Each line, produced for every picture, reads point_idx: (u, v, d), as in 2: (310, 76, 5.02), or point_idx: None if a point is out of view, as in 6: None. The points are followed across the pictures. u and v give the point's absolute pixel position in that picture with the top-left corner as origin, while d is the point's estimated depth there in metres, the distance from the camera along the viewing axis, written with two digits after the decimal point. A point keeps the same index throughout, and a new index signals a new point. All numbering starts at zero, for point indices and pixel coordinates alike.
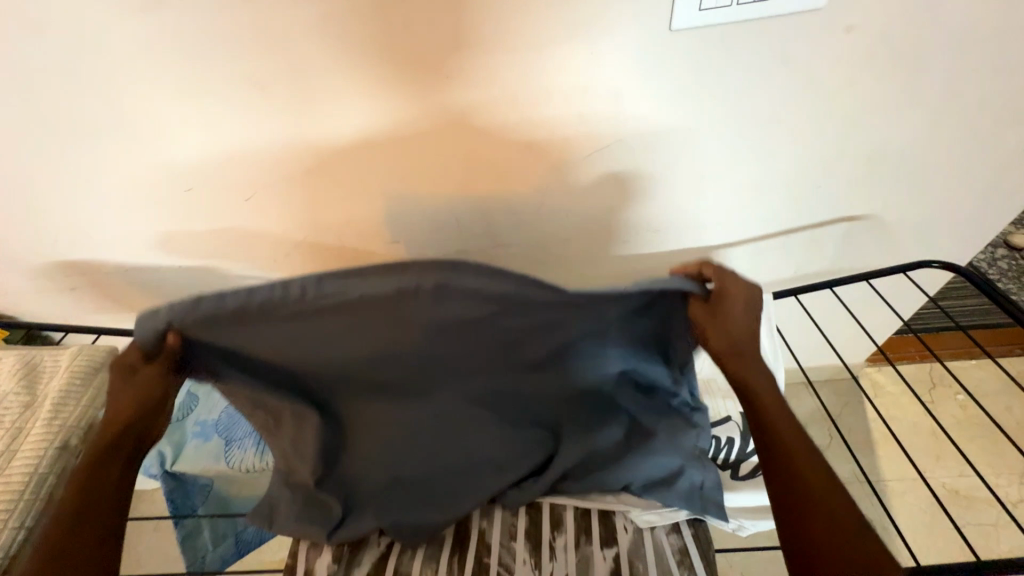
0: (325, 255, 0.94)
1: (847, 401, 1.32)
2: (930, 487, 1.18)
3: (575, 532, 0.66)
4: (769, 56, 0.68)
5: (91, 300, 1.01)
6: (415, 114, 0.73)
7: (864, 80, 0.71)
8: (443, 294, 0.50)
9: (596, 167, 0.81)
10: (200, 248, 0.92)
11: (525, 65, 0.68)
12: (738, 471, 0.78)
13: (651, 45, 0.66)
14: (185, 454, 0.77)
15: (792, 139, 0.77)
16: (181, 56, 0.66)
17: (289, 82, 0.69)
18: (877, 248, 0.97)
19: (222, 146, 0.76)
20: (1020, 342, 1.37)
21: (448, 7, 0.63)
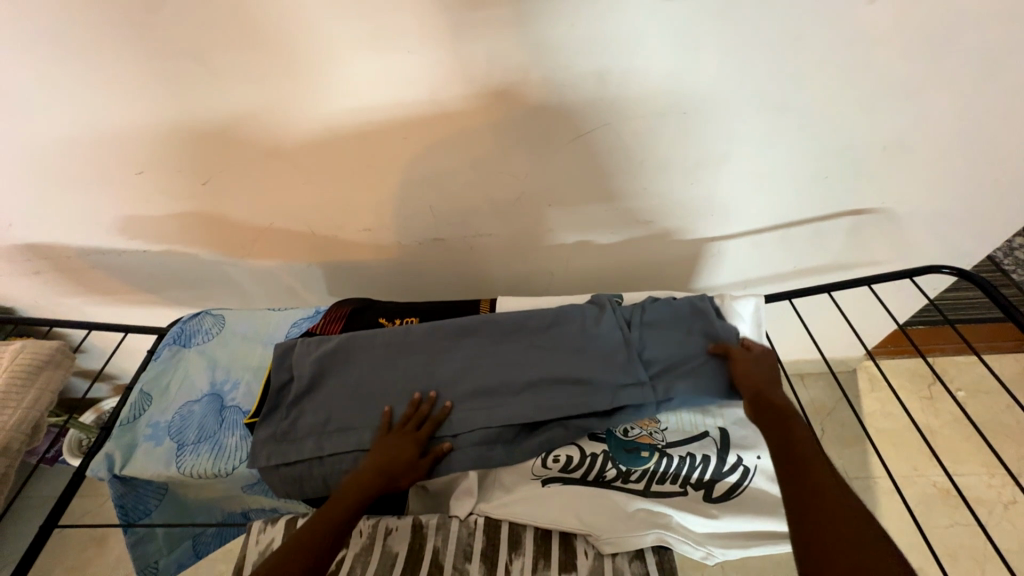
0: (294, 241, 0.89)
1: (840, 396, 1.28)
2: (919, 487, 1.15)
3: (533, 555, 0.51)
4: (776, 30, 0.59)
5: (58, 283, 0.98)
6: (376, 92, 0.66)
7: (880, 60, 0.62)
8: (451, 333, 0.61)
9: (582, 153, 0.74)
10: (165, 233, 0.87)
11: (498, 37, 0.61)
12: (714, 493, 0.54)
13: (641, 19, 0.59)
14: (137, 457, 0.60)
15: (797, 124, 0.70)
16: (114, 25, 0.59)
17: (233, 57, 0.63)
18: (886, 242, 0.90)
19: (172, 126, 0.70)
20: None
21: None
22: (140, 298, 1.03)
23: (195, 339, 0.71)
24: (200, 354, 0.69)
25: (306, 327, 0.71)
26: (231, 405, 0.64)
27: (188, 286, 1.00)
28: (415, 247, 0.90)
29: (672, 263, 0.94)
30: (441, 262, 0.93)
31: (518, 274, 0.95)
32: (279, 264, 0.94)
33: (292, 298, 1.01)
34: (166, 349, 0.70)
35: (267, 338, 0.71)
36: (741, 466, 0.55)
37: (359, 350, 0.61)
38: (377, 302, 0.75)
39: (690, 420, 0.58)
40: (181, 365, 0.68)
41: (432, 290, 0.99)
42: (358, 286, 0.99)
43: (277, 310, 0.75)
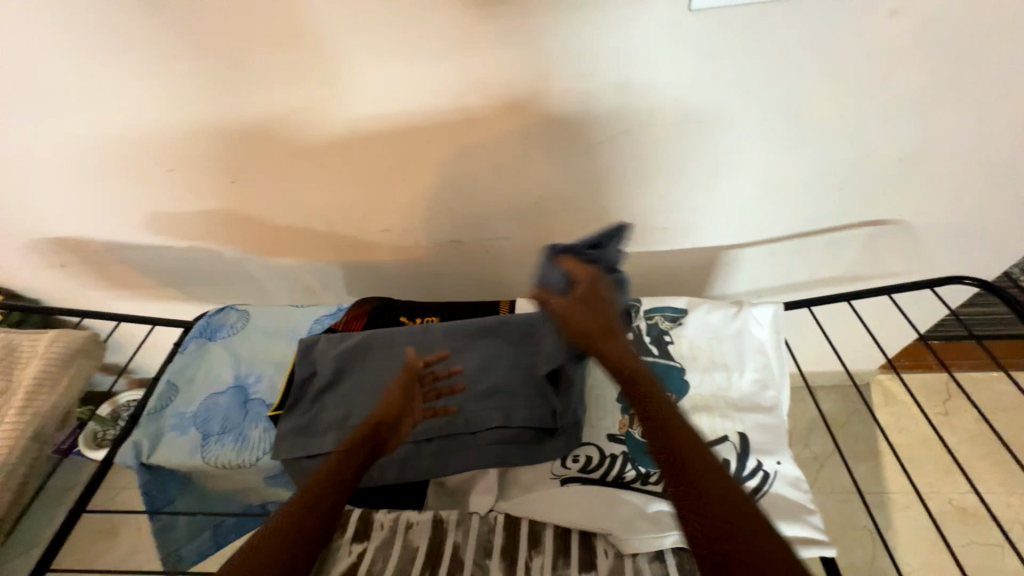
0: (315, 241, 0.90)
1: (854, 409, 1.27)
2: (934, 503, 1.14)
3: (552, 553, 0.52)
4: (799, 42, 0.61)
5: (85, 276, 1.00)
6: (403, 96, 0.68)
7: (900, 74, 0.63)
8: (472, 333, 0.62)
9: (602, 160, 0.75)
10: (190, 229, 0.89)
11: (525, 45, 0.62)
12: None
13: (665, 29, 0.60)
14: (163, 446, 0.61)
15: (817, 134, 0.71)
16: (158, 28, 0.62)
17: (268, 60, 0.65)
18: (903, 254, 0.90)
19: (205, 125, 0.72)
20: None
21: None
22: (161, 294, 1.05)
23: (220, 333, 0.72)
24: (224, 347, 0.70)
25: (328, 324, 0.72)
26: (254, 398, 0.65)
27: (209, 282, 1.02)
28: (433, 249, 0.91)
29: (687, 270, 0.94)
30: (458, 265, 0.94)
31: (534, 277, 0.96)
32: (299, 263, 0.96)
33: (310, 297, 1.02)
34: (192, 341, 0.71)
35: (289, 333, 0.72)
36: (760, 471, 0.55)
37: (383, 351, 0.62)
38: (397, 301, 0.76)
39: (708, 425, 0.59)
40: (205, 358, 0.70)
41: (447, 292, 1.00)
42: (375, 286, 1.00)
43: (299, 306, 0.76)
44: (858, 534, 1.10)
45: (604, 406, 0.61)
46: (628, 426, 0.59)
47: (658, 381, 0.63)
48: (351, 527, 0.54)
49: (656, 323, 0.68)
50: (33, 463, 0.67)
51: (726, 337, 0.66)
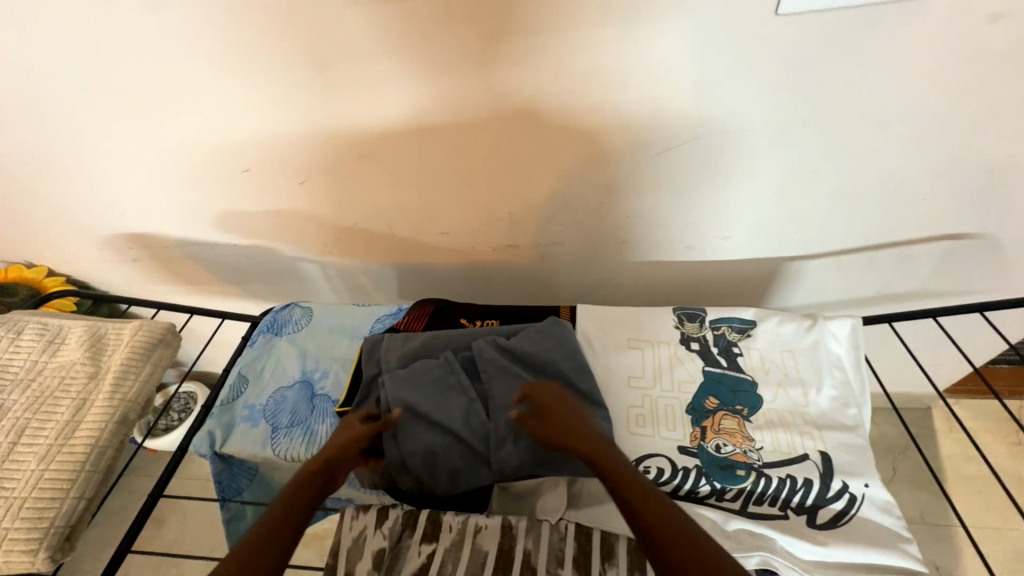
0: (373, 242, 0.92)
1: (916, 434, 1.20)
2: (1010, 539, 1.06)
3: (627, 566, 0.50)
4: (890, 47, 0.58)
5: (153, 271, 1.05)
6: (473, 101, 0.69)
7: (999, 80, 0.60)
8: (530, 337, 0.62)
9: (668, 166, 0.74)
10: (256, 228, 0.92)
11: (601, 51, 0.62)
12: (818, 519, 0.51)
13: (747, 35, 0.59)
14: (235, 437, 0.63)
15: (901, 142, 0.68)
16: (245, 35, 0.64)
17: (346, 66, 0.67)
18: (983, 270, 0.85)
19: (280, 128, 0.75)
20: None
21: None
22: (221, 290, 1.09)
23: (286, 328, 0.74)
24: (290, 342, 0.72)
25: (390, 323, 0.73)
26: (321, 393, 0.66)
27: (267, 280, 1.05)
28: (488, 252, 0.92)
29: (746, 281, 0.92)
30: (511, 269, 0.95)
31: (585, 283, 0.95)
32: (354, 263, 0.98)
33: (363, 296, 1.04)
34: (260, 336, 0.74)
35: (352, 331, 0.74)
36: (847, 493, 0.52)
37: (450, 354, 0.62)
38: (456, 303, 0.77)
39: (787, 441, 0.56)
40: (273, 352, 0.72)
41: (498, 295, 1.00)
42: (427, 287, 1.01)
43: (360, 305, 0.77)
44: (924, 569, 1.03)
45: (673, 418, 0.59)
46: (700, 439, 0.57)
47: (729, 394, 0.61)
48: (421, 527, 0.54)
49: (723, 334, 0.66)
50: (121, 447, 0.69)
51: (801, 350, 0.64)
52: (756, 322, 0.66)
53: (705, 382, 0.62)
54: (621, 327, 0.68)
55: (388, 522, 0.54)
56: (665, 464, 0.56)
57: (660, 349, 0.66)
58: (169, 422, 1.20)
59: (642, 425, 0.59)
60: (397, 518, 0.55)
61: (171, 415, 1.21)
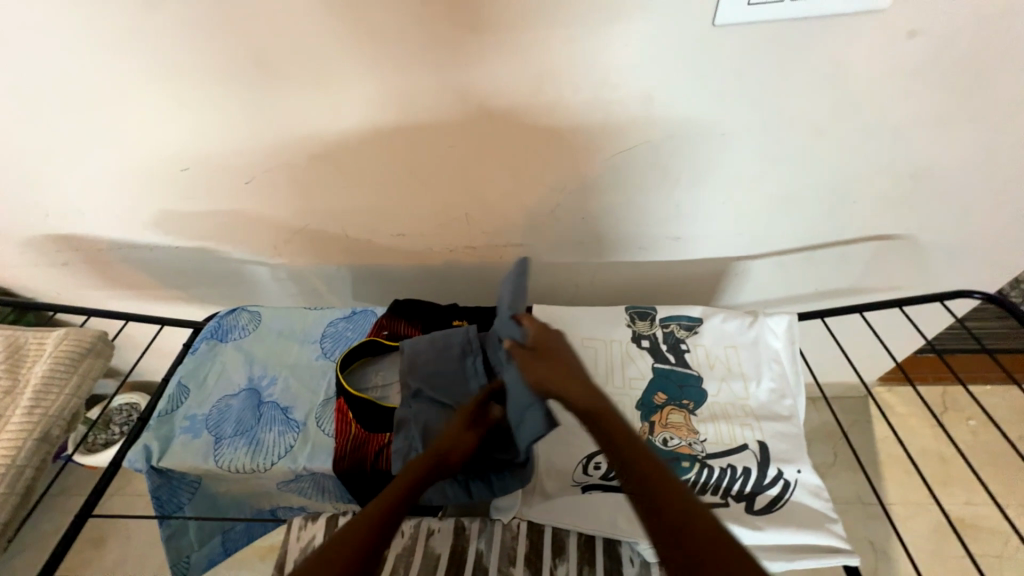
0: (327, 243, 0.90)
1: (853, 421, 1.29)
2: (934, 514, 1.15)
3: (578, 561, 0.52)
4: (819, 59, 0.62)
5: (85, 274, 0.98)
6: (427, 100, 0.68)
7: (915, 92, 0.65)
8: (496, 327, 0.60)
9: (621, 168, 0.76)
10: (200, 230, 0.88)
11: (553, 53, 0.63)
12: (756, 505, 0.54)
13: (690, 43, 0.61)
14: (174, 449, 0.60)
15: (832, 148, 0.73)
16: (181, 26, 0.61)
17: (292, 61, 0.64)
18: (907, 268, 0.92)
19: (222, 124, 0.72)
20: None
21: None
22: (164, 294, 1.03)
23: (232, 333, 0.71)
24: (236, 348, 0.69)
25: (343, 327, 0.72)
26: (269, 401, 0.64)
27: (215, 284, 1.00)
28: (446, 254, 0.91)
29: (696, 280, 0.95)
30: (470, 270, 0.94)
31: (544, 284, 0.97)
32: (307, 266, 0.95)
33: (318, 299, 1.01)
34: (203, 342, 0.70)
35: (303, 336, 0.71)
36: (782, 480, 0.55)
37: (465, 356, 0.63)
38: (419, 303, 0.75)
39: (729, 433, 0.59)
40: (217, 359, 0.68)
41: (458, 296, 1.00)
42: (386, 289, 0.99)
43: (313, 309, 0.75)
44: (861, 545, 1.11)
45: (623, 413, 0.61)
46: (648, 433, 0.59)
47: (676, 389, 0.63)
48: None
49: (672, 331, 0.69)
50: (43, 466, 0.65)
51: (742, 345, 0.67)
52: (702, 319, 0.69)
53: (654, 378, 0.64)
54: (576, 326, 0.70)
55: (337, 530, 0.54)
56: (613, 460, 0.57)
57: (612, 347, 0.67)
58: (108, 437, 1.13)
59: None
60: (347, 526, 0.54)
61: (111, 429, 1.14)
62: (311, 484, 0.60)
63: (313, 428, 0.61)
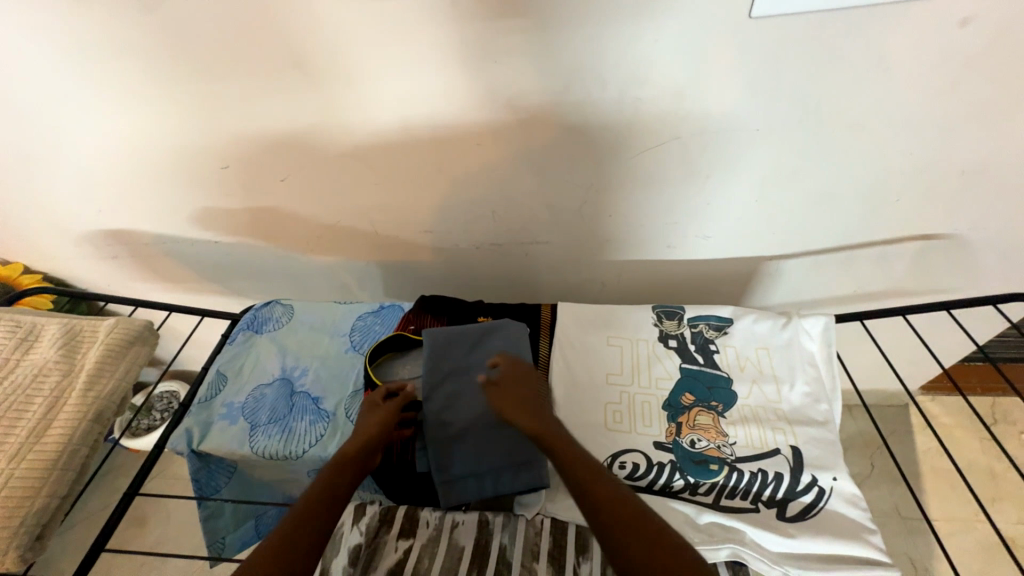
0: (357, 239, 0.92)
1: (892, 430, 1.23)
2: (981, 532, 1.08)
3: (602, 560, 0.51)
4: (863, 51, 0.60)
5: (133, 267, 1.04)
6: (455, 98, 0.69)
7: (968, 84, 0.62)
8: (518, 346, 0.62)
9: (649, 165, 0.75)
10: (238, 226, 0.92)
11: (582, 49, 0.62)
12: (788, 512, 0.52)
13: (724, 36, 0.60)
14: (212, 434, 0.63)
15: (874, 144, 0.69)
16: (224, 30, 0.64)
17: (327, 62, 0.66)
18: (954, 270, 0.88)
19: (260, 124, 0.74)
20: None
21: None
22: (204, 287, 1.08)
23: (267, 325, 0.74)
24: (271, 340, 0.72)
25: (372, 321, 0.73)
26: (301, 391, 0.66)
27: (250, 278, 1.05)
28: (472, 251, 0.92)
29: (725, 280, 0.93)
30: (495, 267, 0.95)
31: (569, 282, 0.96)
32: (338, 261, 0.97)
33: (346, 294, 1.04)
34: (240, 333, 0.73)
35: (333, 330, 0.74)
36: (816, 487, 0.53)
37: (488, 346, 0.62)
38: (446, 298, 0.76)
39: (759, 436, 0.57)
40: (253, 349, 0.71)
41: (482, 293, 1.01)
42: (412, 285, 1.01)
43: (343, 303, 0.77)
44: (900, 561, 1.06)
45: (649, 413, 0.60)
46: (675, 435, 0.58)
47: (704, 390, 0.62)
48: (397, 523, 0.54)
49: (701, 331, 0.67)
50: (95, 445, 0.69)
51: (775, 347, 0.65)
52: (732, 320, 0.68)
53: (682, 378, 0.63)
54: (602, 325, 0.69)
55: (364, 518, 0.55)
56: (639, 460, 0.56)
57: (639, 346, 0.67)
58: (151, 422, 1.20)
59: (619, 421, 0.60)
60: (373, 515, 0.55)
61: (153, 415, 1.20)
62: None
63: (342, 419, 0.63)
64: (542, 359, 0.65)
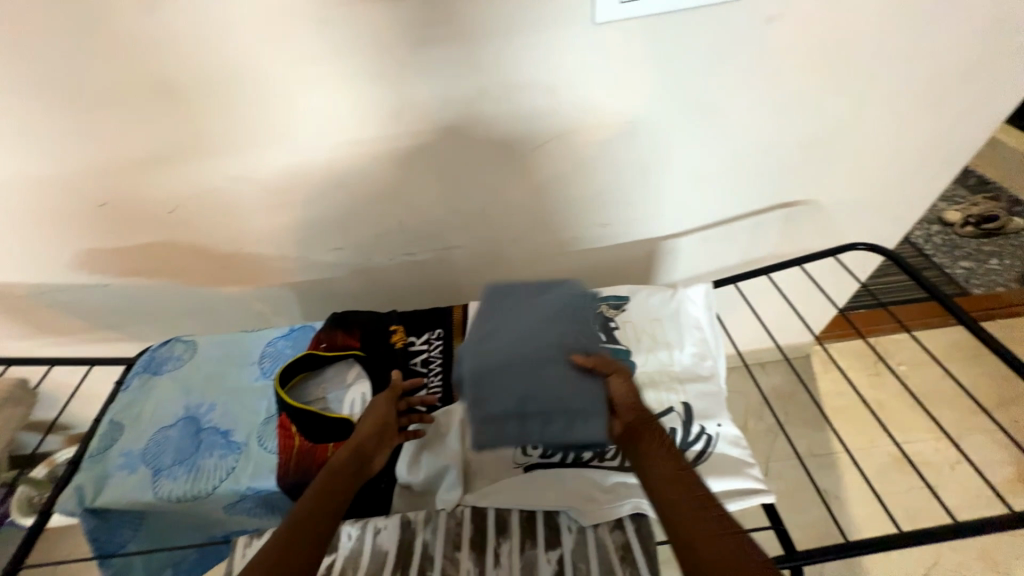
0: (265, 265, 0.89)
1: (798, 380, 1.37)
2: (877, 456, 1.24)
3: (519, 536, 0.54)
4: (698, 47, 0.67)
5: (11, 325, 0.94)
6: (337, 116, 0.70)
7: (786, 71, 0.72)
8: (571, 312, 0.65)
9: (538, 163, 0.79)
10: (129, 265, 0.86)
11: (452, 61, 0.66)
12: (683, 460, 0.58)
13: (579, 40, 0.65)
14: (109, 488, 0.59)
15: (727, 128, 0.78)
16: (78, 62, 0.61)
17: (198, 88, 0.65)
18: (814, 231, 1.00)
19: (135, 156, 0.71)
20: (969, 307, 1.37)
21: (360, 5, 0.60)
22: (99, 336, 1.00)
23: (166, 365, 0.70)
24: (172, 379, 0.68)
25: (284, 345, 0.72)
26: (208, 427, 0.63)
27: (153, 319, 0.98)
28: (385, 263, 0.92)
29: (630, 264, 1.00)
30: (412, 277, 0.96)
31: (487, 283, 0.99)
32: (247, 290, 0.94)
33: (263, 323, 1.00)
34: (136, 377, 0.69)
35: (242, 359, 0.71)
36: (704, 434, 0.60)
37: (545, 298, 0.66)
38: (357, 312, 0.76)
39: (655, 398, 0.63)
40: (152, 392, 0.67)
41: (405, 304, 1.01)
42: (330, 305, 0.99)
43: (251, 331, 0.75)
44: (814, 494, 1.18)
45: None
46: None
47: None
48: None
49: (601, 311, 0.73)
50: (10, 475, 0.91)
51: (666, 317, 0.71)
52: (629, 297, 0.74)
53: None
54: None
55: None
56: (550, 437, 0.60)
57: None
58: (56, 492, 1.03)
59: None
60: None
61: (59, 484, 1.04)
62: (257, 503, 0.59)
63: (255, 447, 0.61)
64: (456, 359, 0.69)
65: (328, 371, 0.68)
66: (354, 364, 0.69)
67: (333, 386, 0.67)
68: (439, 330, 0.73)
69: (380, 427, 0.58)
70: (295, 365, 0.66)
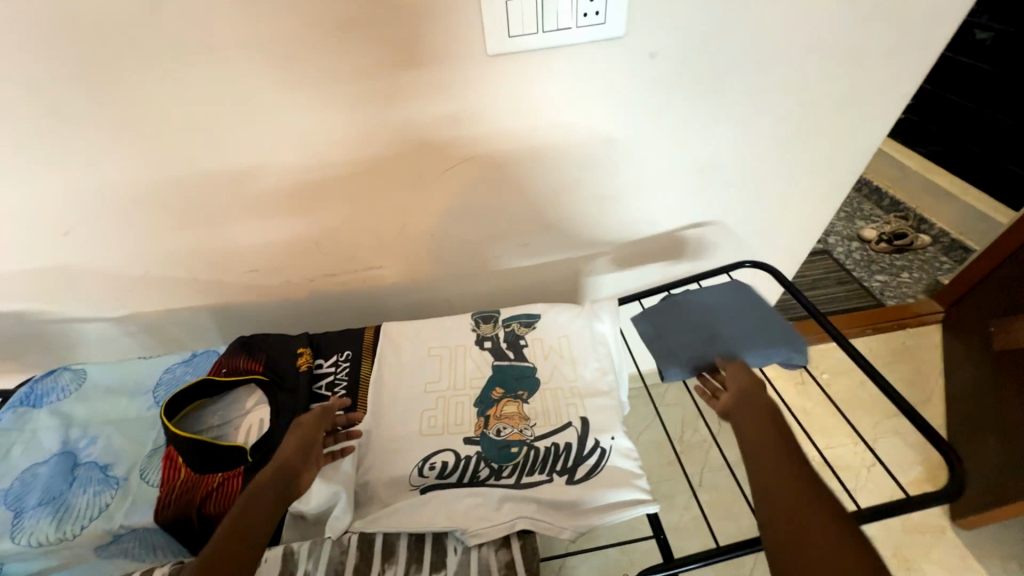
0: (175, 288, 0.87)
1: None
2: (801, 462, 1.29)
3: (406, 561, 0.53)
4: (590, 79, 0.70)
5: None
6: (233, 140, 0.69)
7: (677, 103, 0.76)
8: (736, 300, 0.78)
9: (449, 186, 0.80)
10: (23, 291, 0.82)
11: (347, 88, 0.66)
12: (576, 475, 0.58)
13: (473, 70, 0.67)
14: None
15: (629, 154, 0.81)
16: None
17: (82, 111, 0.63)
18: (729, 253, 1.04)
19: (19, 179, 0.68)
20: (887, 317, 1.45)
21: (244, 32, 0.60)
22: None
23: (47, 397, 0.66)
24: (52, 412, 0.65)
25: (181, 371, 0.69)
26: (85, 462, 0.60)
27: (55, 348, 0.93)
28: (305, 284, 0.91)
29: (556, 283, 1.01)
30: (335, 298, 0.94)
31: (415, 303, 0.99)
32: (159, 315, 0.90)
33: (180, 348, 0.96)
34: (11, 411, 0.65)
35: (134, 388, 0.68)
36: (598, 448, 0.61)
37: (687, 300, 0.79)
38: (261, 336, 0.74)
39: (556, 414, 0.64)
40: (27, 426, 0.64)
41: (331, 325, 0.99)
42: (252, 327, 0.97)
43: (148, 358, 0.72)
44: None
45: (461, 413, 0.65)
46: (482, 427, 0.63)
47: (512, 382, 0.68)
48: None
49: (512, 329, 0.74)
50: None
51: (573, 333, 0.73)
52: (539, 315, 0.76)
53: (493, 374, 0.69)
54: (424, 338, 0.74)
55: None
56: (449, 458, 0.60)
57: (457, 352, 0.72)
58: None
59: (434, 425, 0.64)
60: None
61: None
62: (135, 543, 0.56)
63: (135, 482, 0.58)
64: (363, 381, 0.68)
65: (223, 397, 0.66)
66: (254, 389, 0.67)
67: (225, 412, 0.65)
68: (348, 351, 0.72)
69: (304, 445, 0.56)
70: (185, 392, 0.63)
